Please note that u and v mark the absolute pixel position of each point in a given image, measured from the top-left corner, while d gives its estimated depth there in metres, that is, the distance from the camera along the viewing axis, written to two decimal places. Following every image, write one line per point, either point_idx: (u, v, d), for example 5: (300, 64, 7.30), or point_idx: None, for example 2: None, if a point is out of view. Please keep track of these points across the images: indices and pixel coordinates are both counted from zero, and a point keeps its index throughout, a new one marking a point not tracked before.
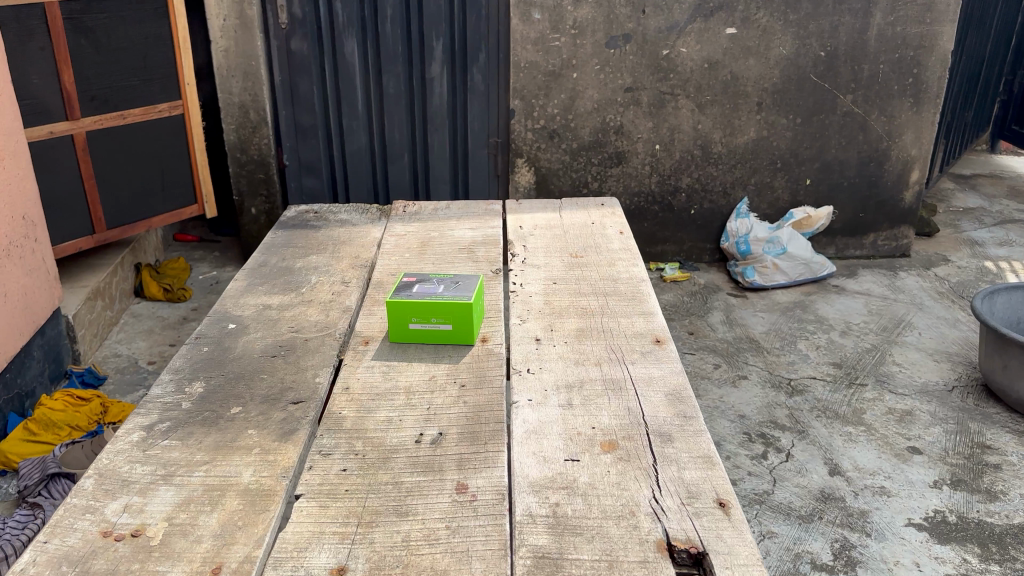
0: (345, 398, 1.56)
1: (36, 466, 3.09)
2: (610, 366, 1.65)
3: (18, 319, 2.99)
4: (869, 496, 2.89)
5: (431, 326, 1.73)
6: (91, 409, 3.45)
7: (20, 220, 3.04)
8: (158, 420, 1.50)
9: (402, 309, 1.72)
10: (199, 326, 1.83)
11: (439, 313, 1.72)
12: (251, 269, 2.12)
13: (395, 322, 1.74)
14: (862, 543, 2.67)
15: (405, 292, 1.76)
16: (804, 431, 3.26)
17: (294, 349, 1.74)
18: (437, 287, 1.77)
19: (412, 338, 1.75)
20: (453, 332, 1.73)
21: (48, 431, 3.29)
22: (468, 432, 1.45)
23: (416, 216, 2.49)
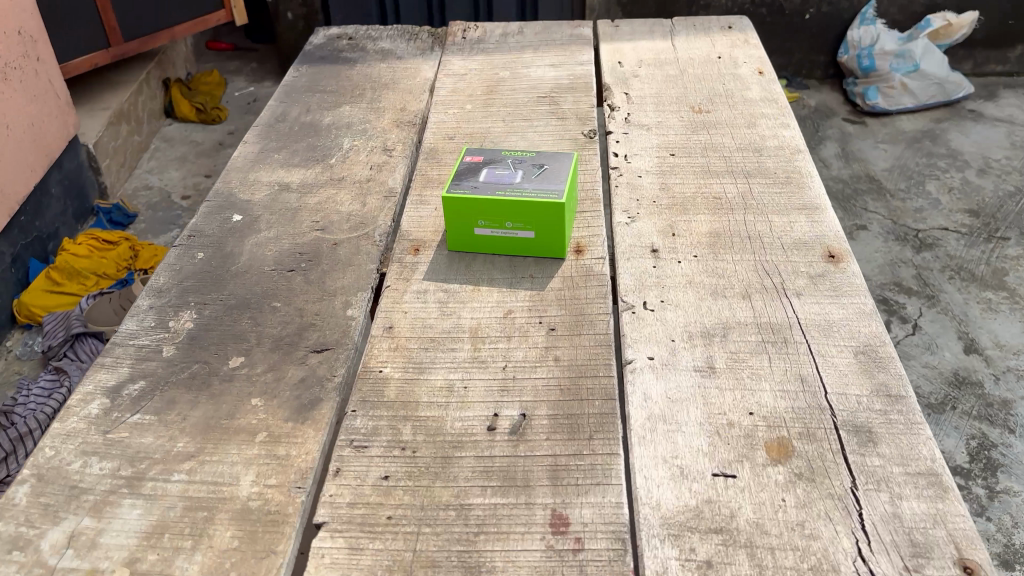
0: (387, 348, 1.11)
1: (61, 322, 2.76)
2: (765, 304, 1.16)
3: (25, 152, 2.58)
4: (1013, 382, 2.15)
5: (505, 233, 1.24)
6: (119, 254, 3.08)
7: (16, 36, 2.52)
8: (128, 377, 1.06)
9: (463, 209, 1.23)
10: (195, 217, 1.37)
11: (518, 217, 1.22)
12: (266, 126, 1.62)
13: (453, 226, 1.25)
14: (1005, 443, 2.00)
15: (467, 182, 1.25)
16: (934, 296, 2.45)
17: (318, 257, 1.27)
18: (513, 175, 1.26)
19: (476, 248, 1.27)
20: (537, 243, 1.24)
21: (73, 281, 2.95)
22: (568, 416, 1.00)
23: (478, 45, 1.91)
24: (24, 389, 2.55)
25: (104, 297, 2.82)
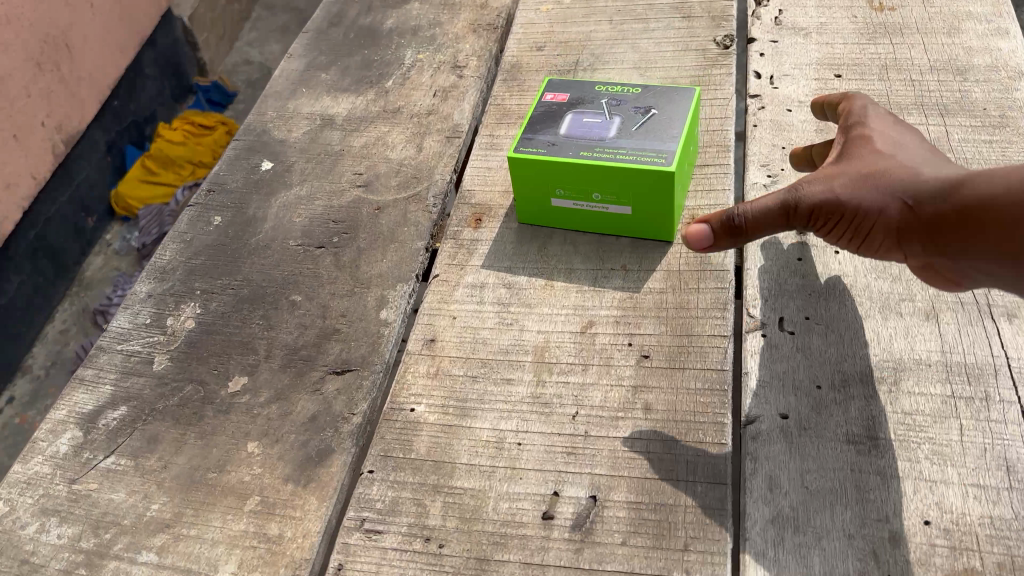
0: (424, 374, 0.85)
1: (155, 217, 2.52)
2: (959, 330, 0.81)
3: (114, 31, 2.35)
4: None
5: (593, 207, 0.93)
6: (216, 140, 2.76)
7: None
8: (108, 401, 0.85)
9: (535, 176, 0.92)
10: (219, 164, 1.11)
11: (609, 188, 0.90)
12: (317, 32, 1.32)
13: (523, 196, 0.95)
14: None
15: (543, 134, 0.93)
16: None
17: (355, 229, 0.99)
18: (607, 125, 0.93)
19: (554, 222, 0.97)
20: (636, 222, 0.92)
21: (169, 171, 2.66)
22: (656, 509, 0.71)
23: None
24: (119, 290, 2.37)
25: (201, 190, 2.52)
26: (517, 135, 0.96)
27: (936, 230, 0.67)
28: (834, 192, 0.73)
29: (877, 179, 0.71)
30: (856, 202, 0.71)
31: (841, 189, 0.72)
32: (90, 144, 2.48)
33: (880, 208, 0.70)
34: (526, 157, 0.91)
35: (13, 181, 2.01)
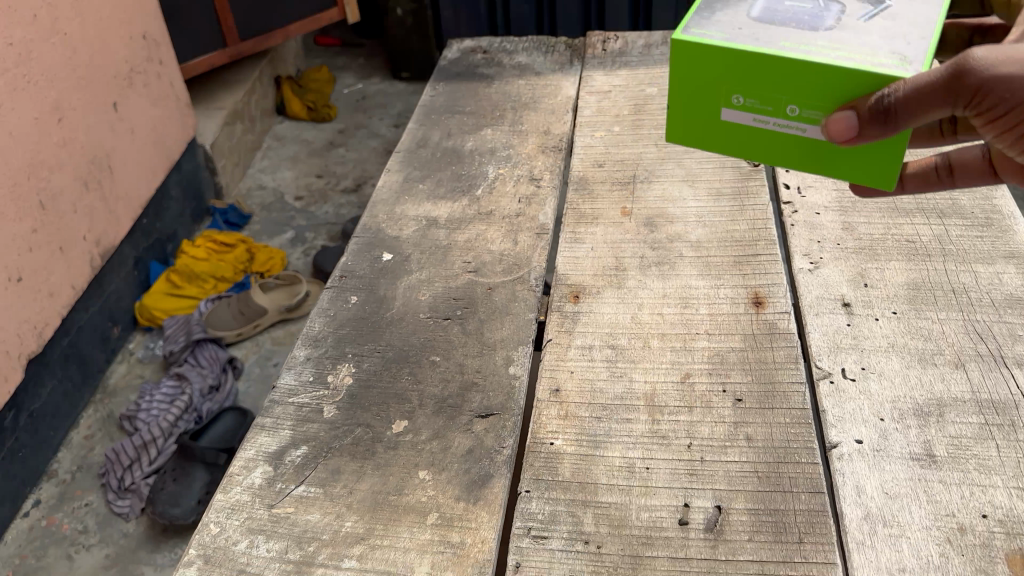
0: (556, 416, 1.02)
1: (182, 326, 2.43)
2: (983, 376, 1.01)
3: (150, 158, 2.46)
4: None
5: (780, 127, 0.96)
6: (236, 256, 2.74)
7: (140, 39, 2.39)
8: (290, 442, 1.00)
9: (717, 71, 0.96)
10: (345, 255, 1.30)
11: (805, 105, 0.92)
12: (407, 150, 1.54)
13: (699, 99, 1.01)
14: None
15: (730, 20, 0.97)
16: None
17: (474, 305, 1.18)
18: (813, 17, 0.94)
19: (729, 137, 1.02)
20: (829, 152, 0.95)
21: (193, 284, 2.61)
22: (771, 513, 0.88)
23: (624, 59, 1.80)
24: (145, 397, 2.23)
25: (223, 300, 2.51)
26: (689, 15, 1.00)
27: None
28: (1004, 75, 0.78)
29: None
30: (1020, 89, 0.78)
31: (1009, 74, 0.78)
32: (120, 259, 2.43)
33: None
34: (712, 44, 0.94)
35: (55, 292, 2.03)
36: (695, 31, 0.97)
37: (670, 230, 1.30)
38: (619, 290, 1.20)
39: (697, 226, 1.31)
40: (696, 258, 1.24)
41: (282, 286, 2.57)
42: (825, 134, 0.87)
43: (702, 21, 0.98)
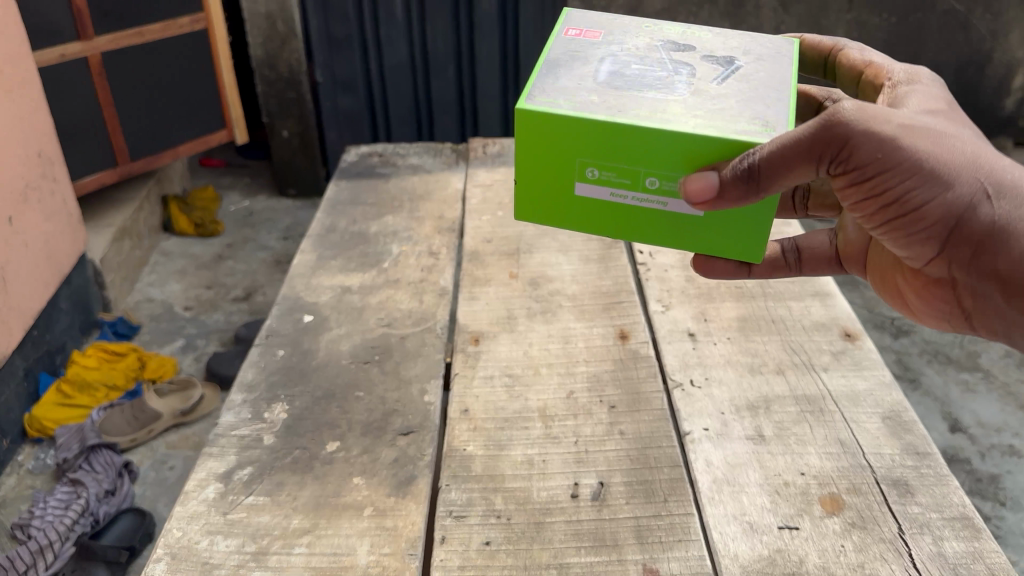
0: (466, 429, 1.22)
1: (75, 434, 2.38)
2: (798, 377, 1.29)
3: (42, 270, 2.53)
4: (998, 458, 2.43)
5: (639, 199, 1.10)
6: (127, 366, 2.70)
7: (36, 158, 2.51)
8: (236, 465, 1.17)
9: (573, 141, 1.07)
10: (268, 319, 1.48)
11: (665, 176, 1.06)
12: (316, 236, 1.75)
13: (558, 171, 1.12)
14: (997, 515, 2.26)
15: (576, 88, 1.09)
16: (916, 379, 2.72)
17: (389, 351, 1.38)
18: (662, 84, 1.10)
19: (585, 209, 1.15)
20: (684, 218, 1.10)
21: (84, 393, 2.57)
22: (641, 482, 1.11)
23: (501, 159, 2.10)
24: (37, 503, 2.16)
25: (115, 407, 2.50)
26: (542, 89, 1.11)
27: (923, 213, 0.97)
28: (867, 143, 0.92)
29: (906, 153, 0.93)
30: (879, 157, 0.93)
31: (876, 144, 0.92)
32: (11, 370, 2.40)
33: (894, 171, 0.94)
34: (565, 114, 1.05)
35: None
36: (544, 100, 1.07)
37: (550, 287, 1.57)
38: (512, 333, 1.44)
39: (571, 283, 1.58)
40: (572, 307, 1.51)
41: (176, 391, 2.59)
42: (685, 195, 0.98)
43: (547, 90, 1.09)
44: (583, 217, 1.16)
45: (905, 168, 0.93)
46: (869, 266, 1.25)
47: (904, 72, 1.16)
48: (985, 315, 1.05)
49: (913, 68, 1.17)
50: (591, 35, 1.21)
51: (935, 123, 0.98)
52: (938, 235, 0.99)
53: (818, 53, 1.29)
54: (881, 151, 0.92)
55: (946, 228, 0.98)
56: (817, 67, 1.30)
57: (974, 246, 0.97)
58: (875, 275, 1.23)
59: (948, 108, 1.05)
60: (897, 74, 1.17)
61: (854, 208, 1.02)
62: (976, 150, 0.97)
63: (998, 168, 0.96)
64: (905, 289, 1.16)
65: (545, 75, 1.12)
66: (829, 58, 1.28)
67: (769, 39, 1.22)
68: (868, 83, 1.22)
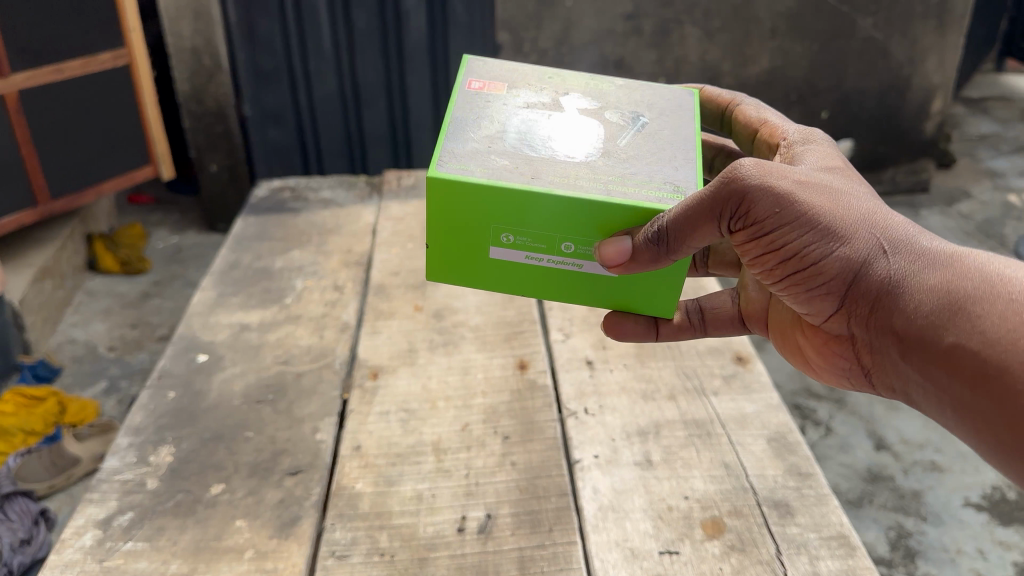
0: (357, 466, 1.20)
1: None
2: (689, 405, 1.31)
3: None
4: (920, 474, 2.41)
5: (555, 262, 1.08)
6: (43, 410, 2.48)
7: None
8: (117, 510, 1.14)
9: (487, 208, 1.04)
10: (162, 358, 1.46)
11: (580, 240, 1.05)
12: (219, 272, 1.73)
13: (468, 236, 1.08)
14: (920, 530, 2.23)
15: (485, 152, 1.06)
16: (842, 400, 2.67)
17: (283, 389, 1.37)
18: (572, 147, 1.08)
19: (498, 270, 1.12)
20: (599, 279, 1.10)
21: None
22: (527, 511, 1.12)
23: (415, 190, 2.09)
24: None
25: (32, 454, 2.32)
26: (448, 149, 1.06)
27: (826, 271, 0.93)
28: (765, 200, 0.91)
29: (807, 207, 0.91)
30: (779, 213, 0.91)
31: (774, 201, 0.91)
32: None
33: (793, 228, 0.92)
34: (479, 182, 1.01)
35: None
36: (453, 167, 1.03)
37: (454, 319, 1.56)
38: (412, 366, 1.42)
39: (475, 314, 1.57)
40: (475, 338, 1.50)
41: (93, 435, 2.45)
42: (601, 258, 0.99)
43: (455, 154, 1.05)
44: (496, 278, 1.13)
45: (800, 221, 0.91)
46: (771, 326, 1.23)
47: (798, 133, 1.15)
48: (885, 380, 1.00)
49: (806, 129, 1.16)
50: (493, 88, 1.17)
51: (835, 181, 0.97)
52: (836, 291, 0.95)
53: (716, 107, 1.29)
54: (779, 207, 0.91)
55: (842, 283, 0.94)
56: (715, 120, 1.31)
57: (873, 308, 0.93)
58: (778, 332, 1.22)
59: (849, 167, 1.04)
60: (791, 134, 1.15)
61: (755, 264, 1.00)
62: (874, 208, 0.94)
63: (896, 226, 0.93)
64: (808, 348, 1.13)
65: (452, 137, 1.08)
66: (726, 112, 1.28)
67: (669, 89, 1.22)
68: (761, 141, 1.21)
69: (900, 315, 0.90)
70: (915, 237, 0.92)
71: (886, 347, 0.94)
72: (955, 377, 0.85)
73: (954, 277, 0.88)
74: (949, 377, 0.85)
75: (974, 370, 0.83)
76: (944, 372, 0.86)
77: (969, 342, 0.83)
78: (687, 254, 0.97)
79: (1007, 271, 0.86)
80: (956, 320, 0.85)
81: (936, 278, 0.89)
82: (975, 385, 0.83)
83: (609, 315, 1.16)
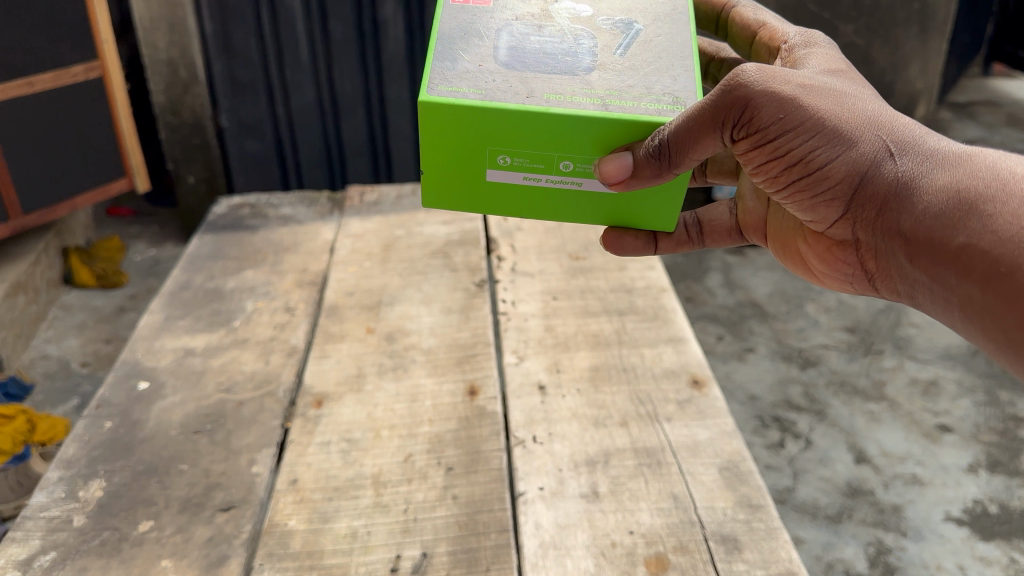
0: (291, 501, 1.16)
1: None
2: (641, 430, 1.27)
3: None
4: (901, 488, 2.29)
5: (554, 182, 1.05)
6: (13, 427, 2.24)
7: None
8: (40, 550, 1.09)
9: (483, 130, 1.00)
10: (101, 388, 1.41)
11: (579, 158, 1.02)
12: (169, 293, 1.69)
13: (465, 162, 1.04)
14: (900, 546, 2.12)
15: (478, 72, 1.01)
16: (823, 411, 2.55)
17: (223, 418, 1.33)
18: (566, 60, 1.04)
19: (496, 193, 1.08)
20: (600, 197, 1.07)
21: None
22: (464, 550, 1.07)
23: (376, 207, 2.04)
24: None
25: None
26: (439, 70, 1.02)
27: (830, 176, 0.90)
28: (768, 105, 0.88)
29: (811, 109, 0.88)
30: (781, 119, 0.88)
31: (776, 105, 0.88)
32: None
33: (796, 134, 0.88)
34: (474, 104, 0.98)
35: None
36: (446, 90, 0.99)
37: (406, 341, 1.51)
38: (358, 394, 1.37)
39: (429, 336, 1.52)
40: (426, 362, 1.45)
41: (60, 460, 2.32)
42: (602, 176, 0.98)
43: (447, 76, 1.01)
44: (495, 201, 1.09)
45: (804, 125, 0.88)
46: (769, 235, 1.20)
47: (799, 36, 1.08)
48: (890, 286, 0.97)
49: (808, 31, 1.10)
50: (480, 1, 1.11)
51: (841, 83, 0.93)
52: (842, 195, 0.92)
53: (711, 9, 1.24)
54: (782, 112, 0.88)
55: (847, 187, 0.90)
56: (710, 22, 1.25)
57: (880, 212, 0.89)
58: (778, 245, 1.18)
59: (856, 72, 0.98)
60: (792, 37, 1.09)
61: (759, 172, 0.97)
62: (881, 109, 0.90)
63: (904, 127, 0.89)
64: (811, 258, 1.10)
65: (442, 58, 1.03)
66: (721, 15, 1.23)
67: None
68: (761, 44, 1.15)
69: (907, 216, 0.86)
70: (924, 138, 0.88)
71: (893, 250, 0.90)
72: (963, 277, 0.81)
73: (964, 175, 0.83)
74: (958, 277, 0.82)
75: (984, 269, 0.79)
76: (952, 273, 0.82)
77: (978, 242, 0.80)
78: (692, 168, 0.95)
79: (1019, 168, 0.81)
80: (965, 219, 0.81)
81: (945, 177, 0.84)
82: (983, 284, 0.79)
83: (609, 231, 1.13)
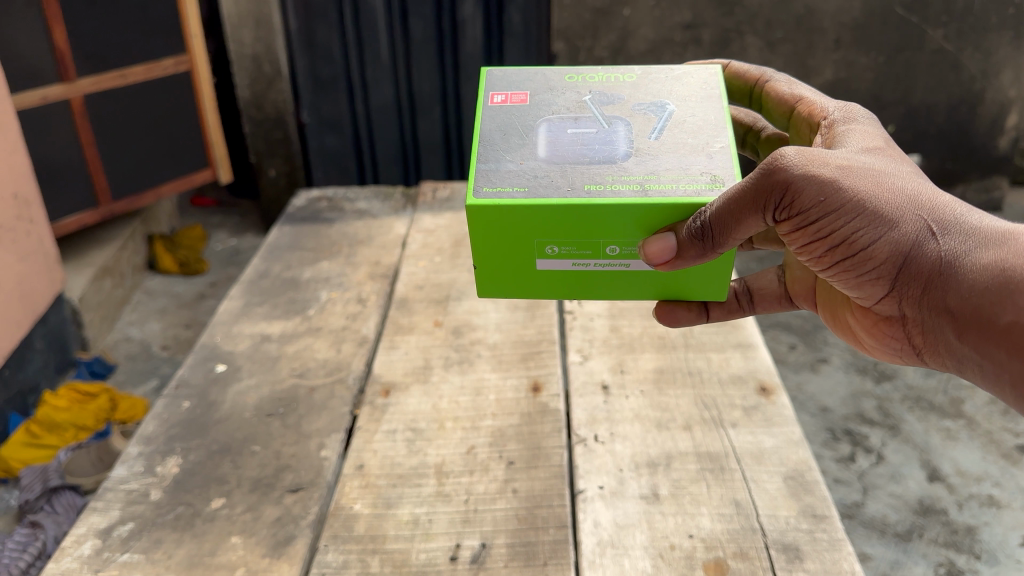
0: (357, 486, 1.19)
1: (38, 475, 2.12)
2: (704, 434, 1.26)
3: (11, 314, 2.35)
4: (976, 509, 2.20)
5: (603, 265, 1.05)
6: (96, 405, 2.36)
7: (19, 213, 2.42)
8: (119, 520, 1.15)
9: (529, 225, 1.00)
10: (182, 368, 1.47)
11: (624, 242, 1.01)
12: (248, 281, 1.75)
13: (513, 255, 1.05)
14: (972, 569, 2.04)
15: (521, 170, 1.02)
16: (896, 426, 2.48)
17: (295, 403, 1.37)
18: (603, 148, 1.04)
19: (547, 282, 1.08)
20: (647, 277, 1.06)
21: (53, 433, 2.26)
22: (523, 543, 1.08)
23: (448, 203, 2.07)
24: None
25: (81, 448, 2.18)
26: (480, 171, 1.03)
27: (871, 256, 0.89)
28: (809, 187, 0.87)
29: (852, 193, 0.87)
30: (822, 202, 0.87)
31: (816, 189, 0.87)
32: None
33: (837, 217, 0.87)
34: (518, 203, 0.98)
35: None
36: (491, 192, 1.00)
37: (472, 336, 1.53)
38: (424, 385, 1.40)
39: (494, 332, 1.54)
40: (491, 357, 1.47)
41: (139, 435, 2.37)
42: (646, 257, 0.97)
43: (491, 177, 1.01)
44: (545, 288, 1.09)
45: (846, 207, 0.87)
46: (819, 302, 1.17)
47: (837, 111, 1.05)
48: (938, 359, 0.96)
49: (846, 105, 1.07)
50: (517, 99, 1.12)
51: (879, 160, 0.92)
52: (887, 274, 0.91)
53: (745, 82, 1.22)
54: (823, 194, 0.87)
55: (891, 267, 0.89)
56: (744, 95, 1.23)
57: (925, 290, 0.89)
58: (828, 310, 1.16)
59: (895, 147, 0.96)
60: (831, 112, 1.06)
61: (802, 252, 0.96)
62: (921, 185, 0.89)
63: (945, 204, 0.88)
64: (858, 329, 1.08)
65: (484, 159, 1.04)
66: (756, 88, 1.20)
67: (691, 70, 1.14)
68: (801, 119, 1.12)
69: (955, 293, 0.86)
70: (966, 215, 0.87)
71: (941, 326, 0.90)
72: (1015, 355, 0.81)
73: (1009, 254, 0.83)
74: (1009, 355, 0.82)
75: None
76: (1003, 350, 0.82)
77: None
78: (735, 246, 0.94)
79: None
80: (1014, 297, 0.81)
81: (991, 256, 0.84)
82: None
83: (661, 304, 1.13)
